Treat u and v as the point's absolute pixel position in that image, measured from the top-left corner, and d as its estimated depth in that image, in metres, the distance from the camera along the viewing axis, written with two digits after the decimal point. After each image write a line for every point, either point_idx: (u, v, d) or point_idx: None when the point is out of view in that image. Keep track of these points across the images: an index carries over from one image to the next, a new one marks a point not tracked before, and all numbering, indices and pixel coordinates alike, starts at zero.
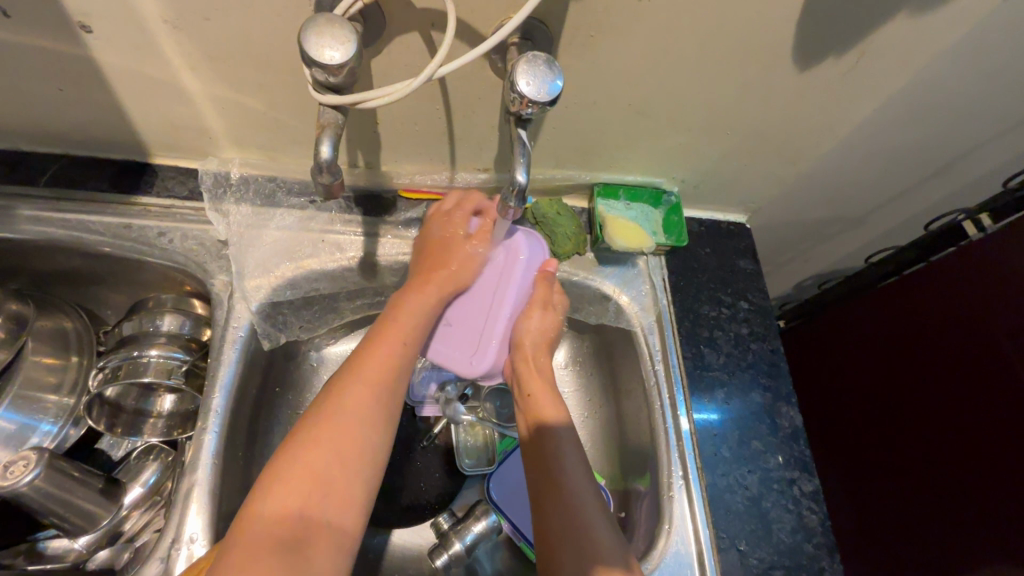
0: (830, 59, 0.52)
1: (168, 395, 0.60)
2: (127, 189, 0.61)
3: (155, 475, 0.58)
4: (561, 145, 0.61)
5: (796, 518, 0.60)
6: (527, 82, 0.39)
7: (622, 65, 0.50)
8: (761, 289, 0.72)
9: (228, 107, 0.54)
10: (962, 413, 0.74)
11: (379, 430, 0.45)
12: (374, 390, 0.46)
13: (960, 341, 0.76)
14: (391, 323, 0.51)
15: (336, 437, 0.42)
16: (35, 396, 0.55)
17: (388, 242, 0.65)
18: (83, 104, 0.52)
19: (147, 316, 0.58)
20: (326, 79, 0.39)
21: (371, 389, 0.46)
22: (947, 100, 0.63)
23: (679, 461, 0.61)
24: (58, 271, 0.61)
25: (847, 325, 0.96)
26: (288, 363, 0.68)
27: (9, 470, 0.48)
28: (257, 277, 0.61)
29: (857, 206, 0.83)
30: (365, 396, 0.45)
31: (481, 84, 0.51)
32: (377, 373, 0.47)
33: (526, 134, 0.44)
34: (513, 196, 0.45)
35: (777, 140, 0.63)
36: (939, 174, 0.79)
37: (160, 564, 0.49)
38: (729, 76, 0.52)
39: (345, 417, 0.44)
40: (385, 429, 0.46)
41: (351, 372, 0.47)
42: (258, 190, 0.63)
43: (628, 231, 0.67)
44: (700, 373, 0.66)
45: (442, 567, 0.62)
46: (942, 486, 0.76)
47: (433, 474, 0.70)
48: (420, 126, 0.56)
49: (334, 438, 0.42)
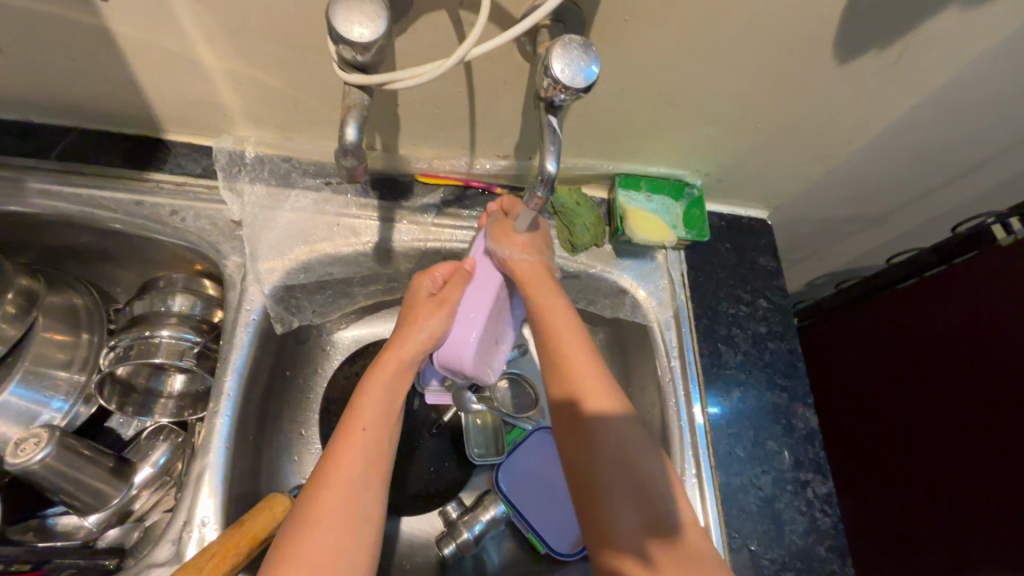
0: (872, 52, 0.50)
1: (178, 374, 0.59)
2: (140, 165, 0.59)
3: (165, 456, 0.57)
4: (585, 133, 0.59)
5: (809, 520, 0.59)
6: (561, 67, 0.37)
7: (655, 52, 0.48)
8: (781, 287, 0.71)
9: (245, 83, 0.52)
10: (977, 419, 0.74)
11: (354, 537, 0.42)
12: (340, 495, 0.43)
13: (983, 348, 0.74)
14: (351, 416, 0.47)
15: (301, 558, 0.40)
16: (45, 372, 0.54)
17: (404, 228, 0.64)
18: (96, 74, 0.51)
19: (158, 295, 0.57)
20: (353, 58, 0.37)
21: (333, 498, 0.43)
22: (988, 99, 0.60)
23: (693, 459, 0.60)
24: (69, 247, 0.59)
25: (864, 325, 0.95)
26: (300, 347, 0.67)
27: (20, 447, 0.47)
28: (270, 260, 0.60)
29: (882, 205, 0.81)
30: (328, 509, 0.42)
31: (508, 68, 0.49)
32: (337, 479, 0.44)
33: (556, 120, 0.43)
34: (541, 185, 0.44)
35: (808, 135, 0.61)
36: (969, 175, 0.77)
37: (171, 547, 0.48)
38: (767, 66, 0.51)
39: (310, 531, 0.41)
40: (364, 532, 0.43)
41: (314, 480, 0.44)
42: (273, 169, 0.62)
43: (650, 223, 0.65)
44: (716, 370, 0.65)
45: (449, 556, 0.62)
46: (958, 492, 0.76)
47: (444, 462, 0.69)
48: (441, 109, 0.55)
49: (301, 559, 0.40)
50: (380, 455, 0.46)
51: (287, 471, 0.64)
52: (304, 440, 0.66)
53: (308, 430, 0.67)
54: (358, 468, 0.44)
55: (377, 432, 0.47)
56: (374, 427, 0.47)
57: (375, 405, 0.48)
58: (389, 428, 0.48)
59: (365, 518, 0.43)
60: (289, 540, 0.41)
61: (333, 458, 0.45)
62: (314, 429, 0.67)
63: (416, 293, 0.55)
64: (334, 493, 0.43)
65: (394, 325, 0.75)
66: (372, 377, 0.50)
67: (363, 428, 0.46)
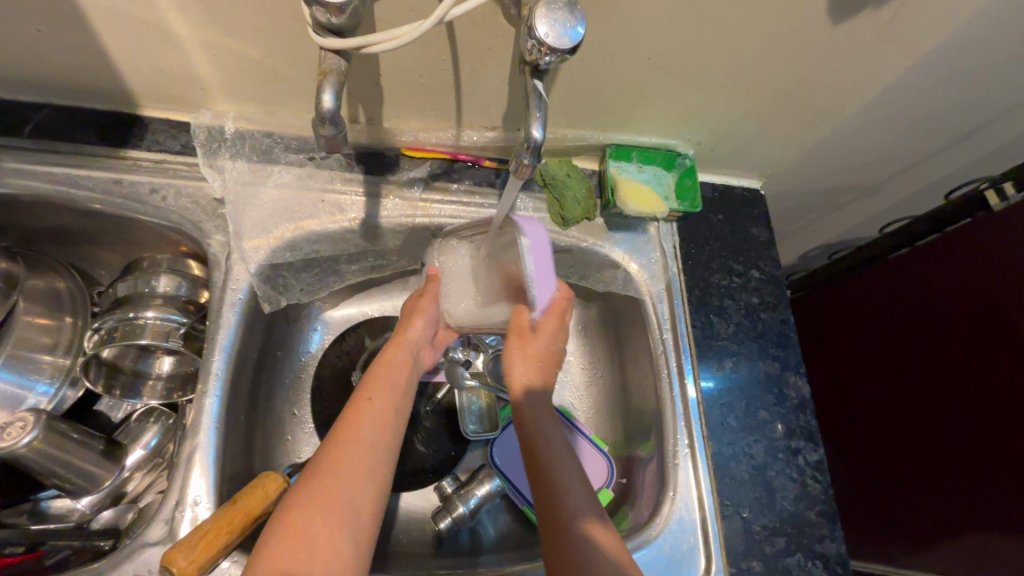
0: (867, 11, 0.49)
1: (166, 356, 0.58)
2: (116, 143, 0.58)
3: (156, 439, 0.57)
4: (575, 104, 0.58)
5: (800, 486, 0.60)
6: (546, 26, 0.36)
7: (645, 15, 0.47)
8: (773, 257, 0.70)
9: (222, 55, 0.50)
10: (969, 387, 0.75)
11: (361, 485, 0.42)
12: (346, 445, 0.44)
13: (975, 315, 0.75)
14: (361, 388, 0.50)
15: (313, 500, 0.40)
16: (29, 356, 0.54)
17: (391, 204, 0.63)
18: (64, 46, 0.49)
19: (142, 277, 0.56)
20: (327, 20, 0.36)
21: (343, 447, 0.44)
22: (985, 63, 0.59)
23: (685, 430, 0.60)
24: (49, 229, 0.58)
25: (855, 296, 0.95)
26: (289, 326, 0.67)
27: (6, 431, 0.47)
28: (255, 238, 0.58)
29: (875, 174, 0.80)
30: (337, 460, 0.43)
31: (491, 33, 0.47)
32: (348, 434, 0.45)
33: (542, 85, 0.41)
34: (527, 152, 0.42)
35: (802, 101, 0.60)
36: (963, 141, 0.76)
37: (164, 527, 0.48)
38: (761, 27, 0.49)
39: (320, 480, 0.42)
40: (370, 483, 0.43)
41: (326, 441, 0.45)
42: (255, 145, 0.60)
43: (641, 194, 0.65)
44: (709, 342, 0.65)
45: (446, 530, 0.62)
46: (953, 457, 0.77)
47: (437, 439, 0.69)
48: (426, 78, 0.53)
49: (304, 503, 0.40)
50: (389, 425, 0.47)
51: (279, 451, 0.63)
52: (297, 419, 0.66)
53: (301, 409, 0.67)
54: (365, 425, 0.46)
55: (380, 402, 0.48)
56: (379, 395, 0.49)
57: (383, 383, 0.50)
58: (397, 398, 0.49)
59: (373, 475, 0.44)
60: (302, 487, 0.41)
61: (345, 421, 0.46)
62: (307, 408, 0.67)
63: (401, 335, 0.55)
64: (349, 444, 0.44)
65: (383, 304, 0.74)
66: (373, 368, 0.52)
67: (370, 396, 0.48)
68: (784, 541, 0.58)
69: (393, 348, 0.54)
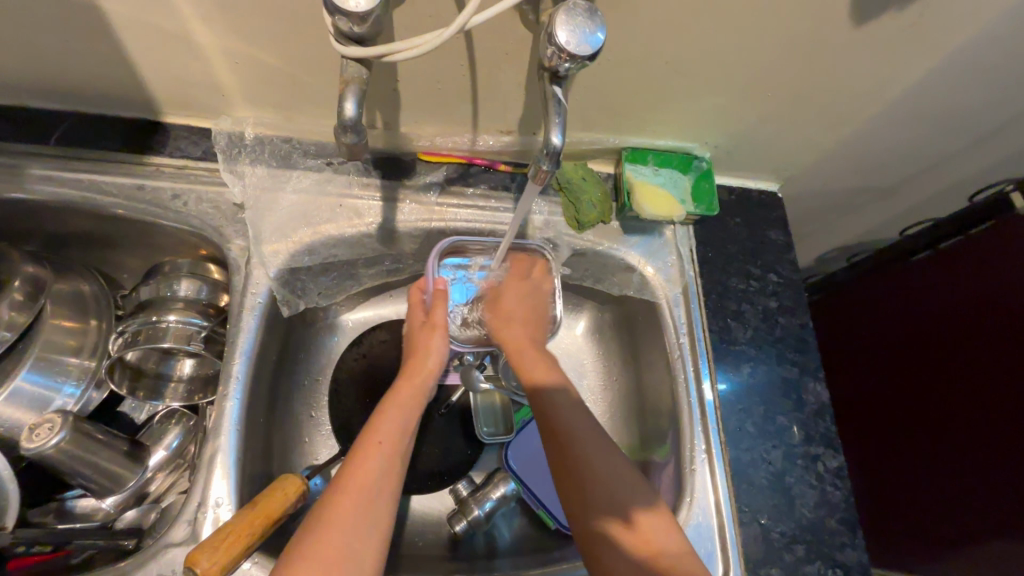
0: (889, 13, 0.48)
1: (187, 358, 0.59)
2: (138, 150, 0.59)
3: (178, 440, 0.58)
4: (591, 108, 0.58)
5: (819, 493, 0.59)
6: (566, 33, 0.36)
7: (663, 19, 0.47)
8: (792, 261, 0.70)
9: (243, 62, 0.51)
10: (995, 391, 0.73)
11: (365, 531, 0.43)
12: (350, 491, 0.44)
13: (1000, 321, 0.73)
14: (370, 429, 0.50)
15: (316, 548, 0.41)
16: (55, 359, 0.55)
17: (408, 208, 0.63)
18: (91, 56, 0.50)
19: (164, 281, 0.57)
20: (350, 29, 0.37)
21: (347, 497, 0.44)
22: (1013, 63, 0.58)
23: (703, 435, 0.60)
24: (74, 233, 0.59)
25: (875, 300, 0.94)
26: (307, 329, 0.67)
27: (35, 432, 0.48)
28: (274, 242, 0.59)
29: (895, 176, 0.79)
30: (343, 507, 0.43)
31: (509, 38, 0.47)
32: (357, 481, 0.45)
33: (561, 90, 0.41)
34: (545, 158, 0.42)
35: (822, 103, 0.59)
36: (988, 142, 0.74)
37: (187, 528, 0.49)
38: (781, 30, 0.48)
39: (325, 527, 0.42)
40: (376, 528, 0.43)
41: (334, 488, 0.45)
42: (274, 150, 0.61)
43: (658, 198, 0.64)
44: (726, 347, 0.64)
45: (461, 533, 0.62)
46: (976, 464, 0.75)
47: (452, 441, 0.70)
48: (442, 83, 0.53)
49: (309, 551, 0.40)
50: (395, 466, 0.48)
51: (297, 453, 0.64)
52: (315, 422, 0.67)
53: (318, 412, 0.67)
54: (375, 471, 0.46)
55: (387, 444, 0.48)
56: (389, 439, 0.49)
57: (390, 426, 0.50)
58: (404, 442, 0.50)
59: (379, 519, 0.44)
60: (307, 536, 0.42)
61: (352, 463, 0.47)
62: (325, 411, 0.67)
63: (410, 376, 0.56)
64: (355, 490, 0.44)
65: (399, 307, 0.75)
66: (383, 408, 0.52)
67: (380, 440, 0.48)
68: (803, 549, 0.57)
69: (405, 389, 0.54)
